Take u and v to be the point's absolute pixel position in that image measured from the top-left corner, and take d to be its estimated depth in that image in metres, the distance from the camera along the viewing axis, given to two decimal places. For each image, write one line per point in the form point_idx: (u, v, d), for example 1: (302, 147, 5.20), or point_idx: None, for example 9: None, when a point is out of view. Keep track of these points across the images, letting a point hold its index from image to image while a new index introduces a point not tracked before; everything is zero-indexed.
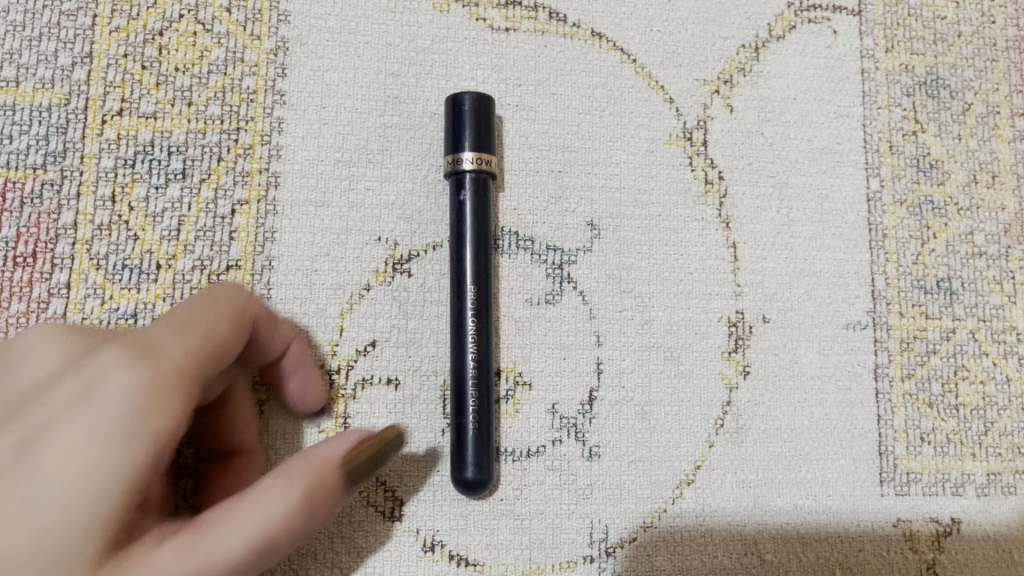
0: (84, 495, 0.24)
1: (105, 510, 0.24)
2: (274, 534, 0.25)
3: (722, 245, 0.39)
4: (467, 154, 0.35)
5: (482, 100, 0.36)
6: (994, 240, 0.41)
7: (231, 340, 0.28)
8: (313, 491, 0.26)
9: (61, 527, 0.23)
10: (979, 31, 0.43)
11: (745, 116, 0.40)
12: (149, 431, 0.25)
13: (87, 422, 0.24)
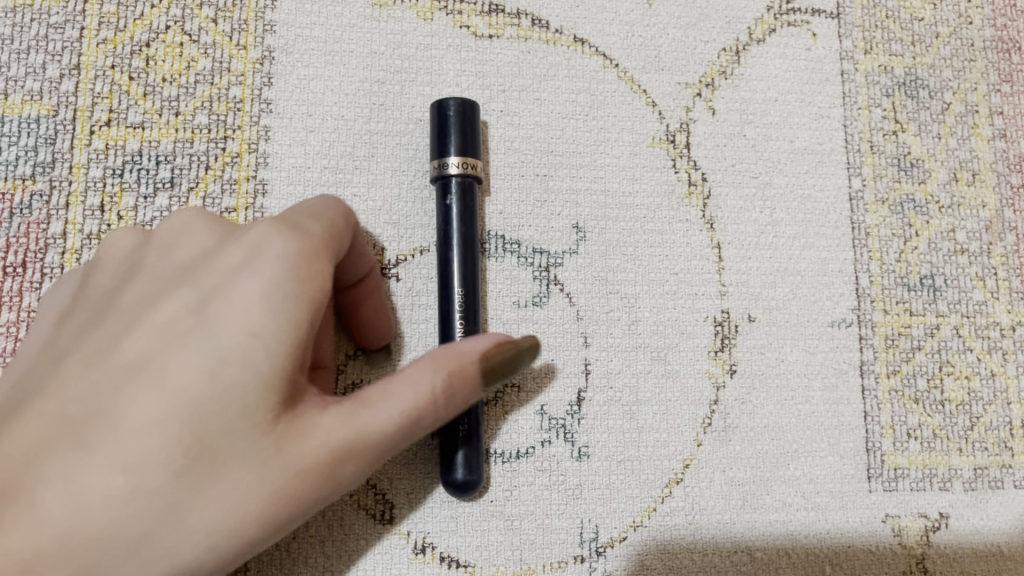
0: (254, 353, 0.25)
1: (283, 373, 0.25)
2: (422, 408, 0.27)
3: (706, 245, 0.39)
4: (452, 158, 0.35)
5: (468, 105, 0.36)
6: (975, 237, 0.41)
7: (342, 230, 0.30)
8: (460, 374, 0.28)
9: (237, 385, 0.25)
10: (957, 32, 0.43)
11: (726, 119, 0.40)
12: (309, 296, 0.26)
13: (253, 283, 0.26)
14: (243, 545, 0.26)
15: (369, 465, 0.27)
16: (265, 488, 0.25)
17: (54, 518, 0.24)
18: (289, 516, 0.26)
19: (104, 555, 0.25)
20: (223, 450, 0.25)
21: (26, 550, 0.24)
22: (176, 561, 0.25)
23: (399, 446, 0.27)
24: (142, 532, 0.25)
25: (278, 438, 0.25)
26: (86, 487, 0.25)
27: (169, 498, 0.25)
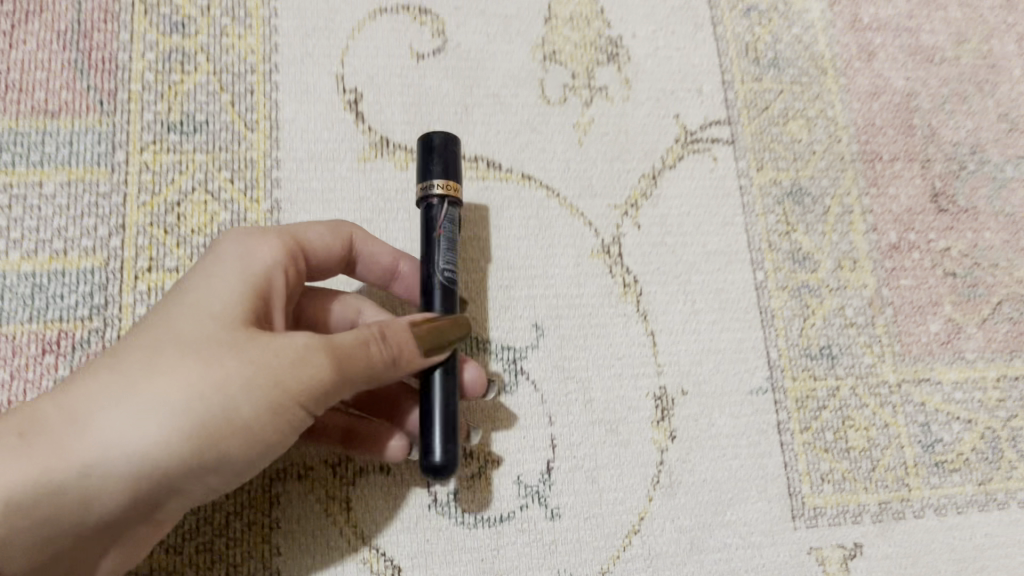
0: (215, 285, 0.35)
1: (236, 296, 0.35)
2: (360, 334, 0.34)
3: (642, 333, 0.48)
4: (437, 181, 0.42)
5: (450, 138, 0.43)
6: (861, 312, 0.51)
7: (318, 233, 0.40)
8: (386, 326, 0.36)
9: (198, 299, 0.34)
10: (829, 149, 0.54)
11: (649, 231, 0.50)
12: (259, 260, 0.36)
13: (219, 253, 0.36)
14: (197, 409, 0.32)
15: (310, 359, 0.33)
16: (214, 358, 0.32)
17: (56, 395, 0.33)
18: (240, 389, 0.32)
19: (85, 409, 0.32)
20: (185, 335, 0.33)
21: (30, 416, 0.33)
22: (142, 415, 0.32)
23: (351, 360, 0.34)
24: (114, 398, 0.32)
25: (226, 330, 0.33)
26: (79, 374, 0.33)
27: (138, 369, 0.32)
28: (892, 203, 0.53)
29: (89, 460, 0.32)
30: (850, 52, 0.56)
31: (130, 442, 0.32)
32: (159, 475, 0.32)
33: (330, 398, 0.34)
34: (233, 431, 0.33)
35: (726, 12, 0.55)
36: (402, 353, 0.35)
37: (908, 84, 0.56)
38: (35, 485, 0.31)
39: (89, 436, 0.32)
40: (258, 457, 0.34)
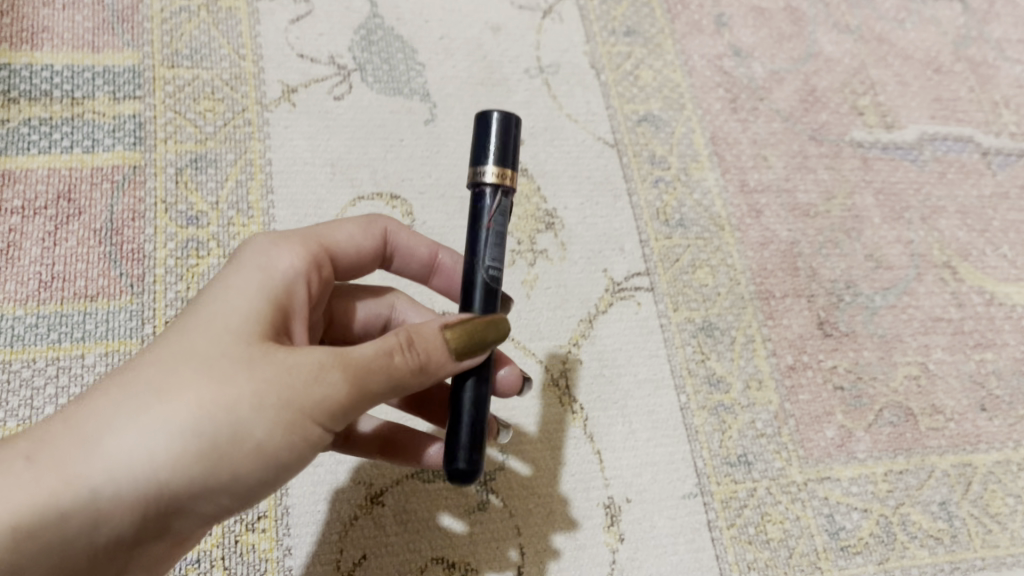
0: (234, 302, 0.38)
1: (253, 314, 0.38)
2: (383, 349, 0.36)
3: (590, 452, 0.57)
4: (489, 171, 0.43)
5: (510, 118, 0.43)
6: (769, 423, 0.61)
7: (350, 232, 0.46)
8: (412, 334, 0.37)
9: (217, 317, 0.37)
10: (732, 290, 0.65)
11: (589, 365, 0.60)
12: (280, 266, 0.40)
13: (239, 267, 0.40)
14: (208, 430, 0.35)
15: (325, 376, 0.35)
16: (227, 380, 0.35)
17: (69, 416, 0.36)
18: (250, 410, 0.35)
19: (100, 430, 0.35)
20: (199, 357, 0.36)
21: (42, 438, 0.36)
22: (153, 438, 0.35)
23: (367, 375, 0.36)
24: (127, 420, 0.35)
25: (241, 350, 0.36)
26: (91, 397, 0.36)
27: (150, 392, 0.36)
28: (787, 331, 0.65)
29: (97, 483, 0.35)
30: (741, 210, 0.69)
31: (138, 465, 0.35)
32: (171, 488, 0.35)
33: (349, 412, 0.36)
34: (246, 447, 0.36)
35: (639, 184, 0.68)
36: (427, 362, 0.37)
37: (791, 234, 0.69)
38: (46, 508, 0.34)
39: (99, 457, 0.35)
40: (269, 477, 0.37)
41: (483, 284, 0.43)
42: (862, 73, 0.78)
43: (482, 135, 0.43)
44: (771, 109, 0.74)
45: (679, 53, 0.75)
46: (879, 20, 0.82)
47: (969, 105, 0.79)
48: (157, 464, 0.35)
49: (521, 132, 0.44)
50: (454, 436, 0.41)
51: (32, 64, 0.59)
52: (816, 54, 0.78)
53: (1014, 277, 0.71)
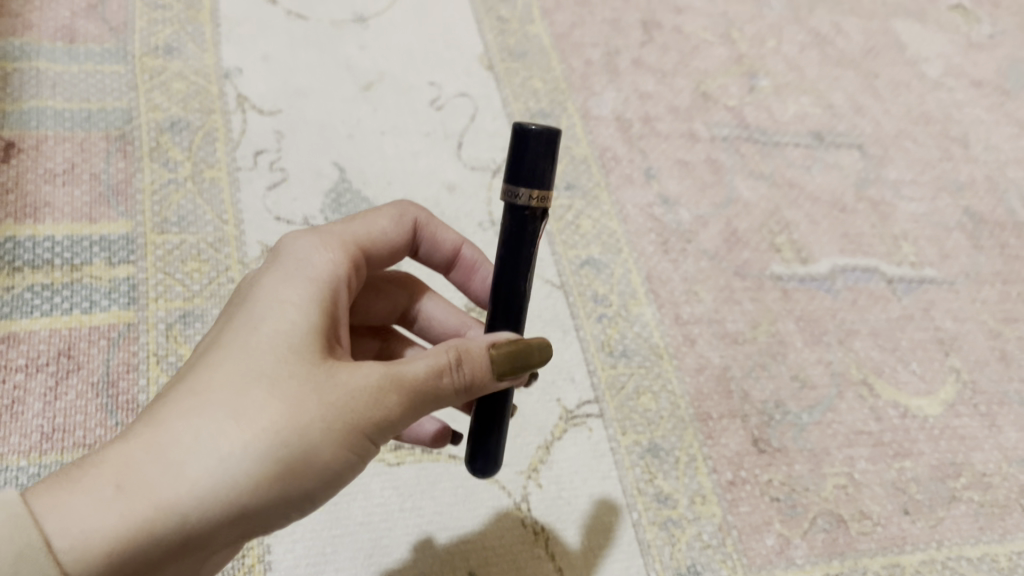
0: (293, 319, 0.42)
1: (312, 330, 0.42)
2: (439, 364, 0.42)
3: (552, 570, 0.63)
4: (518, 189, 0.45)
5: (548, 136, 0.45)
6: (714, 535, 0.67)
7: (385, 224, 0.53)
8: (465, 351, 0.43)
9: (280, 335, 0.41)
10: (673, 413, 0.72)
11: (548, 488, 0.66)
12: (323, 274, 0.45)
13: (290, 280, 0.44)
14: (286, 450, 0.40)
15: (390, 394, 0.41)
16: (301, 400, 0.40)
17: (147, 439, 0.39)
18: (323, 427, 0.40)
19: (182, 455, 0.38)
20: (268, 377, 0.40)
21: (123, 464, 0.38)
22: (237, 460, 0.39)
23: (422, 392, 0.42)
24: (207, 445, 0.39)
25: (309, 370, 0.41)
26: (166, 419, 0.39)
27: (227, 413, 0.39)
28: (725, 449, 0.71)
29: (189, 506, 0.38)
30: (677, 340, 0.77)
31: (226, 484, 0.39)
32: (251, 501, 0.40)
33: (402, 421, 0.43)
34: (317, 462, 0.41)
35: (584, 320, 0.76)
36: (474, 379, 0.43)
37: (723, 359, 0.76)
38: (140, 533, 0.37)
39: (190, 481, 0.38)
40: (325, 485, 0.42)
41: (513, 292, 0.49)
42: (777, 214, 0.88)
43: (523, 155, 0.45)
44: (698, 249, 0.83)
45: (614, 203, 0.84)
46: (788, 168, 0.93)
47: (872, 239, 0.89)
48: (240, 484, 0.39)
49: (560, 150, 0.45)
50: (478, 447, 0.49)
51: (34, 236, 0.66)
52: (735, 199, 0.88)
53: (924, 391, 0.79)
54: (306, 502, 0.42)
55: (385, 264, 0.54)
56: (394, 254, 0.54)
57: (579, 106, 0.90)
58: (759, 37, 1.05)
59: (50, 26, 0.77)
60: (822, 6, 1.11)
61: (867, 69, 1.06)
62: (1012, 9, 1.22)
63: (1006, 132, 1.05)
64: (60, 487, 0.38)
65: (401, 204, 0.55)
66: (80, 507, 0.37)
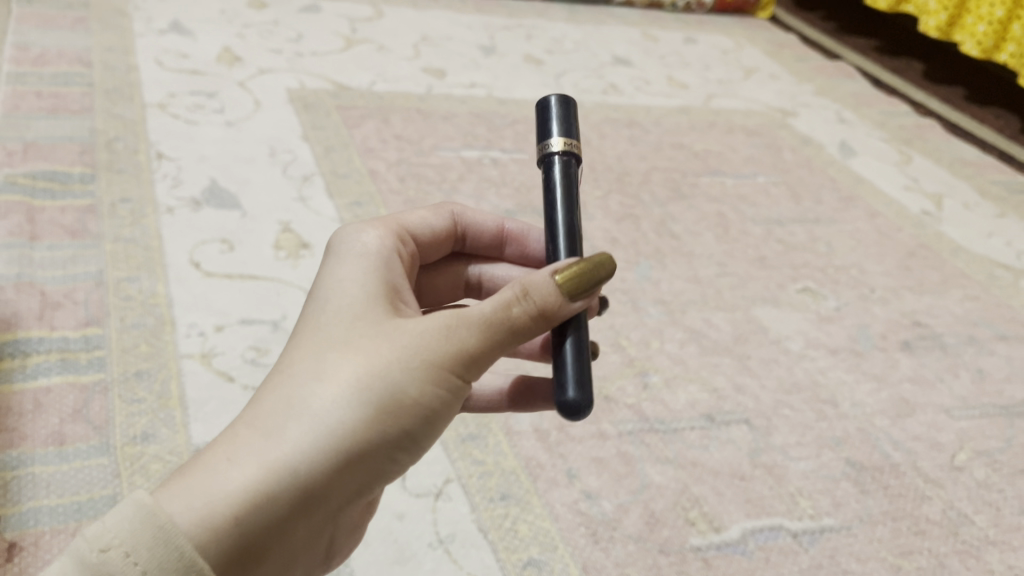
0: (352, 292, 0.57)
1: (370, 296, 0.57)
2: (502, 300, 0.55)
3: None
4: (554, 139, 0.64)
5: (566, 100, 0.65)
6: None
7: (425, 215, 0.72)
8: (531, 280, 0.56)
9: (347, 309, 0.56)
10: None
11: None
12: (372, 254, 0.61)
13: (345, 264, 0.59)
14: (369, 392, 0.53)
15: (454, 330, 0.54)
16: (373, 349, 0.54)
17: (252, 420, 0.52)
18: (399, 370, 0.53)
19: (283, 426, 0.52)
20: (343, 343, 0.54)
21: (233, 444, 0.51)
22: (332, 414, 0.52)
23: (493, 323, 0.55)
24: (302, 411, 0.52)
25: (375, 327, 0.55)
26: (265, 403, 0.53)
27: (315, 382, 0.53)
28: None
29: (297, 459, 0.51)
30: None
31: (326, 433, 0.52)
32: (353, 443, 0.52)
33: (476, 356, 0.55)
34: (401, 400, 0.53)
35: None
36: (541, 306, 0.55)
37: None
38: (261, 486, 0.50)
39: (292, 440, 0.51)
40: (417, 423, 0.55)
41: (567, 227, 0.63)
42: (686, 491, 1.01)
43: (553, 112, 0.64)
44: (623, 534, 0.95)
45: (545, 505, 0.96)
46: (689, 449, 1.07)
47: (773, 500, 1.03)
48: (337, 432, 0.52)
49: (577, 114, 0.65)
50: (556, 392, 0.58)
51: None
52: (648, 484, 1.01)
53: None
54: (404, 441, 0.55)
55: (434, 246, 0.73)
56: (438, 239, 0.73)
57: (502, 424, 1.05)
58: (643, 340, 1.24)
59: (42, 434, 0.90)
60: (692, 307, 1.33)
61: (739, 352, 1.26)
62: (849, 283, 1.46)
63: (866, 386, 1.24)
64: (187, 474, 0.50)
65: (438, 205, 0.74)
66: (204, 481, 0.49)
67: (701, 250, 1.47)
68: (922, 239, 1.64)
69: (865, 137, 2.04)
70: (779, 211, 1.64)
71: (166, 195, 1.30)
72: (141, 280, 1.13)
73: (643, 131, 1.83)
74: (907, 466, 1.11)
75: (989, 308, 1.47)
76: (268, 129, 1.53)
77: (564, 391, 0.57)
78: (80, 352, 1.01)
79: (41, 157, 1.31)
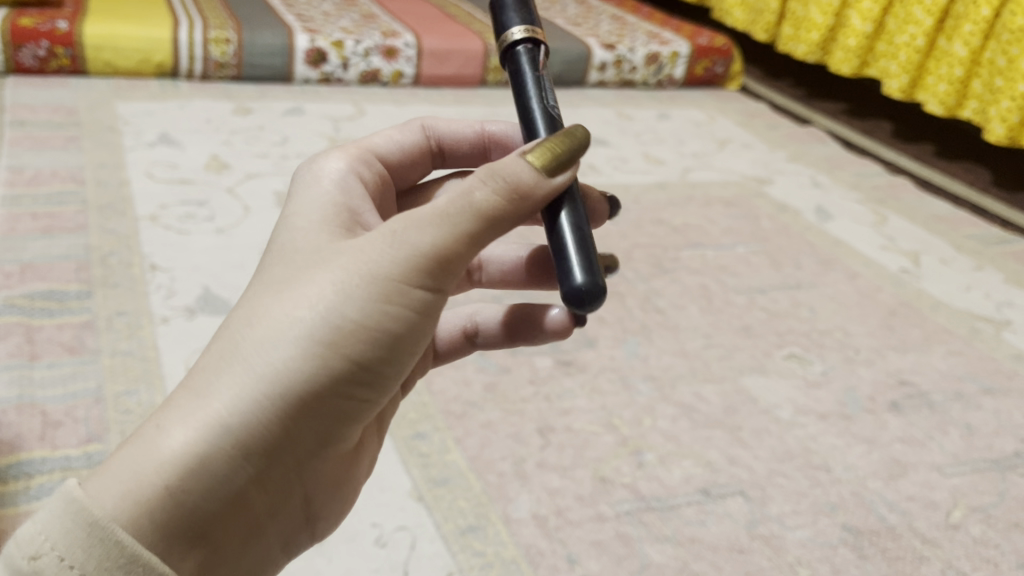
0: (294, 243, 0.66)
1: (312, 238, 0.65)
2: (462, 190, 0.60)
3: None
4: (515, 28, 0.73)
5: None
6: None
7: (392, 138, 0.83)
8: (494, 162, 0.61)
9: (291, 257, 0.64)
10: None
11: None
12: (322, 201, 0.69)
13: (298, 218, 0.68)
14: (296, 323, 0.60)
15: (386, 243, 0.60)
16: (302, 288, 0.61)
17: (188, 385, 0.60)
18: (330, 298, 0.60)
19: (214, 383, 0.59)
20: (277, 290, 0.62)
21: (170, 407, 0.59)
22: (261, 356, 0.59)
23: (434, 215, 0.60)
24: (229, 366, 0.60)
25: (310, 267, 0.62)
26: (202, 367, 0.61)
27: (247, 334, 0.61)
28: None
29: (225, 408, 0.58)
30: None
31: (253, 378, 0.59)
32: (285, 377, 0.59)
33: (428, 256, 0.60)
34: (335, 325, 0.60)
35: None
36: (489, 186, 0.60)
37: None
38: (191, 440, 0.57)
39: (219, 394, 0.59)
40: (362, 344, 0.61)
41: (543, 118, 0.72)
42: (686, 569, 1.03)
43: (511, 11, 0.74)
44: None
45: None
46: (686, 526, 1.09)
47: (773, 571, 1.04)
48: (264, 371, 0.59)
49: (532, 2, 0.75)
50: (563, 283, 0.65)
51: None
52: (648, 564, 1.03)
53: None
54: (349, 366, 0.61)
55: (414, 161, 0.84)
56: (410, 159, 0.84)
57: (500, 513, 1.06)
58: (636, 418, 1.26)
59: None
60: (682, 381, 1.36)
61: (731, 424, 1.28)
62: (834, 347, 1.49)
63: (858, 450, 1.25)
64: (124, 443, 0.59)
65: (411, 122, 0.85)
66: (142, 440, 0.58)
67: (686, 323, 1.51)
68: (903, 297, 1.68)
69: (840, 200, 2.10)
70: (760, 279, 1.68)
71: (162, 306, 1.33)
72: (139, 393, 1.15)
73: (623, 209, 1.88)
74: (903, 528, 1.12)
75: (973, 362, 1.50)
76: (258, 233, 1.57)
77: (574, 278, 0.65)
78: (82, 470, 1.02)
79: (38, 277, 1.34)
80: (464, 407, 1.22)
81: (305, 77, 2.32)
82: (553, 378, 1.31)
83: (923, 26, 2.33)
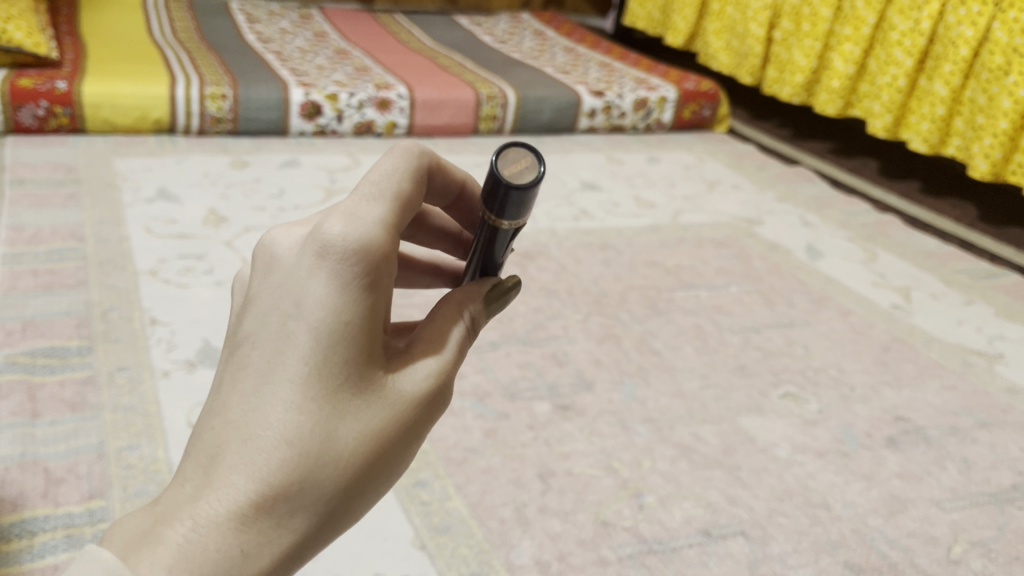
0: (352, 341, 0.59)
1: (370, 340, 0.60)
2: (462, 335, 0.69)
3: None
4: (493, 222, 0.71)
5: (523, 187, 0.68)
6: None
7: (406, 188, 0.62)
8: (475, 309, 0.71)
9: (354, 365, 0.60)
10: None
11: None
12: (376, 279, 0.59)
13: (345, 299, 0.58)
14: (371, 469, 0.62)
15: (428, 395, 0.65)
16: (376, 424, 0.61)
17: (258, 512, 0.58)
18: (388, 444, 0.63)
19: (290, 518, 0.59)
20: (346, 417, 0.60)
21: (244, 538, 0.57)
22: (340, 498, 0.61)
23: (458, 361, 0.68)
24: (308, 503, 0.59)
25: (373, 391, 0.61)
26: (273, 495, 0.58)
27: (323, 469, 0.60)
28: None
29: (300, 544, 0.60)
30: None
31: (328, 516, 0.61)
32: (351, 511, 0.63)
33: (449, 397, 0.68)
34: (395, 463, 0.64)
35: None
36: (477, 329, 0.71)
37: None
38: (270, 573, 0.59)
39: (296, 529, 0.59)
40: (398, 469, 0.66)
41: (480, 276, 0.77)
42: None
43: (502, 201, 0.69)
44: None
45: None
46: (689, 568, 1.09)
47: None
48: (337, 509, 0.61)
49: (536, 185, 0.69)
50: None
51: None
52: None
53: None
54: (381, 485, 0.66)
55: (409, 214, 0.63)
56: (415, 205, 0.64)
57: (503, 560, 1.07)
58: (636, 460, 1.27)
59: None
60: (679, 422, 1.37)
61: (730, 463, 1.29)
62: (829, 384, 1.51)
63: (857, 487, 1.26)
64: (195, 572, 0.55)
65: (416, 156, 0.64)
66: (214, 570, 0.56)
67: (682, 364, 1.52)
68: (895, 333, 1.70)
69: (830, 238, 2.13)
70: (754, 318, 1.70)
71: (162, 359, 1.34)
72: (141, 447, 1.16)
73: (616, 252, 1.90)
74: (904, 564, 1.13)
75: (967, 397, 1.51)
76: None
77: None
78: (84, 526, 1.03)
79: (39, 334, 1.36)
80: (464, 453, 1.23)
81: (300, 129, 2.36)
82: (552, 422, 1.32)
83: (904, 66, 2.38)
